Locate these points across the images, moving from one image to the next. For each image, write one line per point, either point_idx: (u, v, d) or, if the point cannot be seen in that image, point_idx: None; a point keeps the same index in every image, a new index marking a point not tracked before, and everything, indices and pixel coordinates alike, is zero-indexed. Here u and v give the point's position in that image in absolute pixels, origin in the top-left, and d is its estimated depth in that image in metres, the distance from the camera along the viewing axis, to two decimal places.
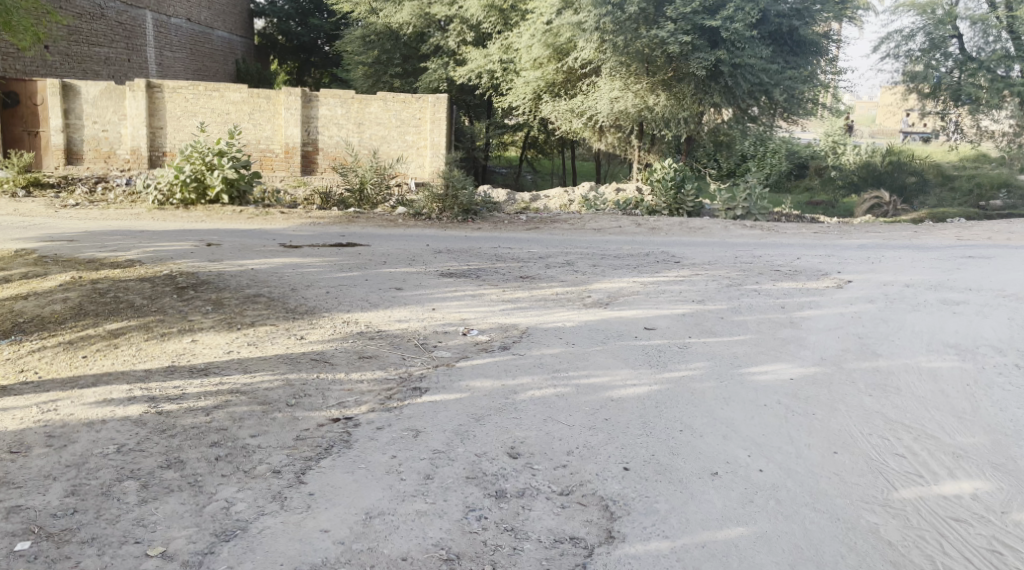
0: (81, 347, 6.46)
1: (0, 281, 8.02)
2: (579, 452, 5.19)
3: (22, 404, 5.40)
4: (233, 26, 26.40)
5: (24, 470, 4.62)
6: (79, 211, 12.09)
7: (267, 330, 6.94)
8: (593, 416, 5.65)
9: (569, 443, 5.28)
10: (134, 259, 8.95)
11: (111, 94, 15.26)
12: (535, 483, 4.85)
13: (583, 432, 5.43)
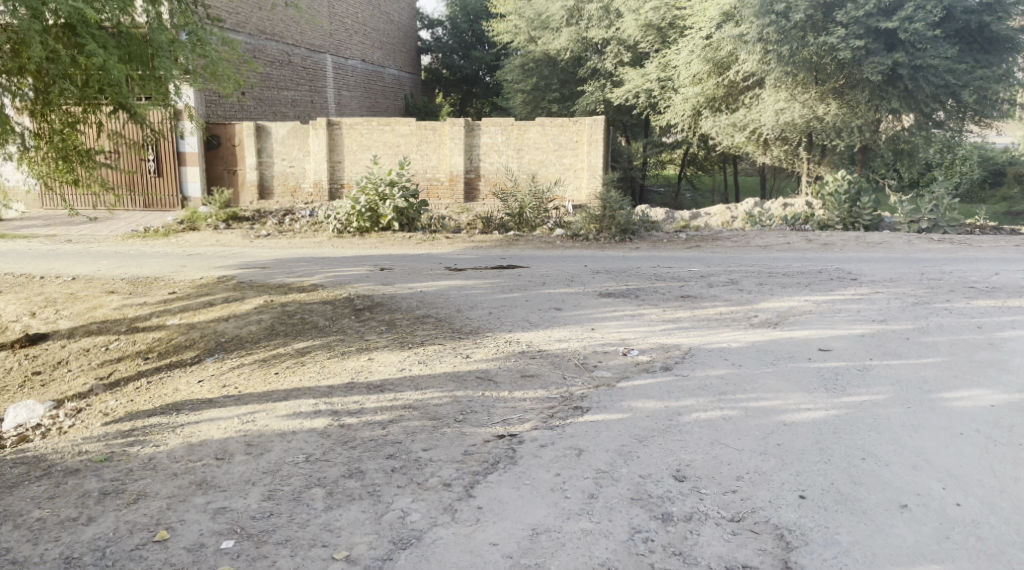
0: (274, 364, 6.97)
1: (205, 304, 8.77)
2: (750, 477, 5.05)
3: (227, 415, 5.88)
4: (403, 64, 27.71)
5: (228, 474, 5.01)
6: (270, 240, 13.05)
7: (436, 349, 7.22)
8: (763, 441, 5.49)
9: (738, 468, 5.16)
10: (317, 283, 9.56)
11: (297, 133, 16.33)
12: (704, 508, 4.77)
13: (753, 457, 5.29)
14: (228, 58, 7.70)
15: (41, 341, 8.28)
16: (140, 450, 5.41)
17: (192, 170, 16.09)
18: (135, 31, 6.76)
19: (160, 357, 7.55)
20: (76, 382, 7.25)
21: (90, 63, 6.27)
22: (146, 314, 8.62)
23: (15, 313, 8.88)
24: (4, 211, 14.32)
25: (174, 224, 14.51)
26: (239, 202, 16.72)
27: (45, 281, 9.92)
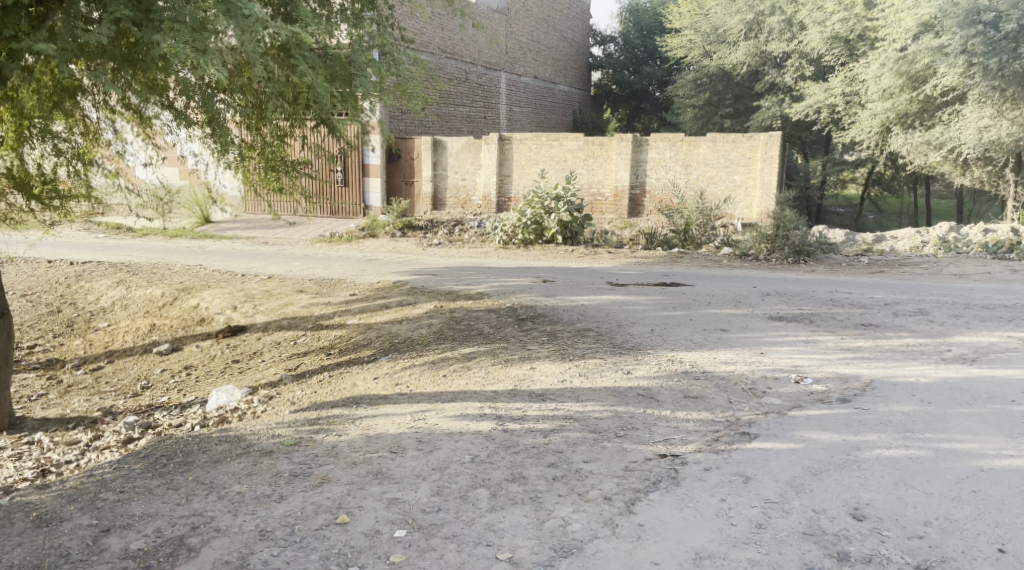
0: (442, 366, 7.25)
1: (381, 306, 9.27)
2: (940, 524, 4.79)
3: (400, 412, 6.19)
4: (574, 80, 28.07)
5: (401, 467, 5.29)
6: (441, 249, 13.58)
7: (596, 362, 7.28)
8: (956, 486, 5.18)
9: (927, 512, 4.90)
10: (482, 291, 9.87)
11: (471, 148, 16.90)
12: (885, 552, 4.58)
13: (944, 502, 5.00)
14: (420, 74, 7.27)
15: (240, 332, 9.13)
16: (325, 438, 5.80)
17: (374, 181, 16.98)
18: (341, 52, 6.81)
19: (341, 353, 8.08)
20: (268, 371, 7.97)
21: (302, 82, 6.39)
22: (329, 314, 9.21)
23: (220, 306, 9.77)
24: (215, 214, 15.62)
25: (356, 231, 15.35)
26: (414, 213, 17.44)
27: (246, 278, 10.78)
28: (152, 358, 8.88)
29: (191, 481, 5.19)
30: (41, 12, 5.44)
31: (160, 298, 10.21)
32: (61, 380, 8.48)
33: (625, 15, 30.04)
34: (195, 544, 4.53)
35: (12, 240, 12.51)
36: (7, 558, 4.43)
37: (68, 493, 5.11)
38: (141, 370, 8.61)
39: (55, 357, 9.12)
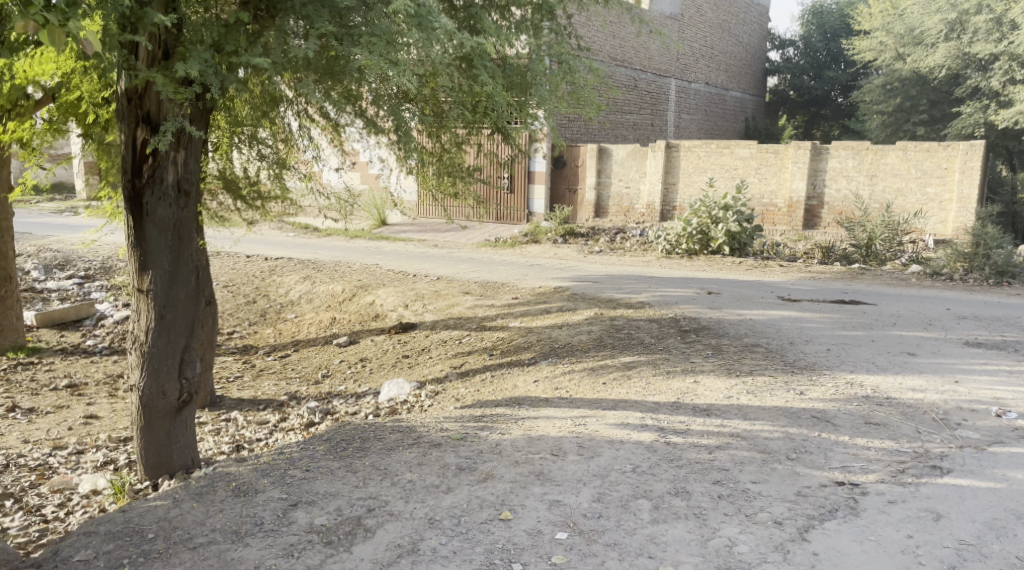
0: (601, 374, 7.26)
1: (543, 310, 9.43)
2: None
3: (562, 415, 6.31)
4: (747, 86, 27.35)
5: (562, 470, 5.38)
6: (603, 256, 13.65)
7: (766, 382, 6.94)
8: None
9: None
10: (645, 301, 9.80)
11: (636, 156, 16.86)
12: None
13: None
14: (596, 85, 7.15)
15: (410, 329, 9.56)
16: (489, 435, 5.99)
17: (538, 188, 17.28)
18: (520, 63, 7.01)
19: (503, 355, 8.27)
20: (435, 367, 8.36)
21: (482, 91, 6.66)
22: (493, 316, 9.46)
23: (394, 304, 10.26)
24: (392, 215, 16.32)
25: (520, 236, 15.64)
26: (575, 220, 17.50)
27: (416, 278, 11.24)
28: (332, 349, 9.46)
29: (367, 466, 5.55)
30: (257, 28, 6.03)
31: (341, 294, 10.84)
32: (254, 364, 9.32)
33: (808, 17, 29.26)
34: (371, 525, 4.80)
35: (216, 235, 13.63)
36: (209, 523, 4.86)
37: (261, 468, 5.58)
38: (322, 359, 9.22)
39: (249, 343, 10.00)
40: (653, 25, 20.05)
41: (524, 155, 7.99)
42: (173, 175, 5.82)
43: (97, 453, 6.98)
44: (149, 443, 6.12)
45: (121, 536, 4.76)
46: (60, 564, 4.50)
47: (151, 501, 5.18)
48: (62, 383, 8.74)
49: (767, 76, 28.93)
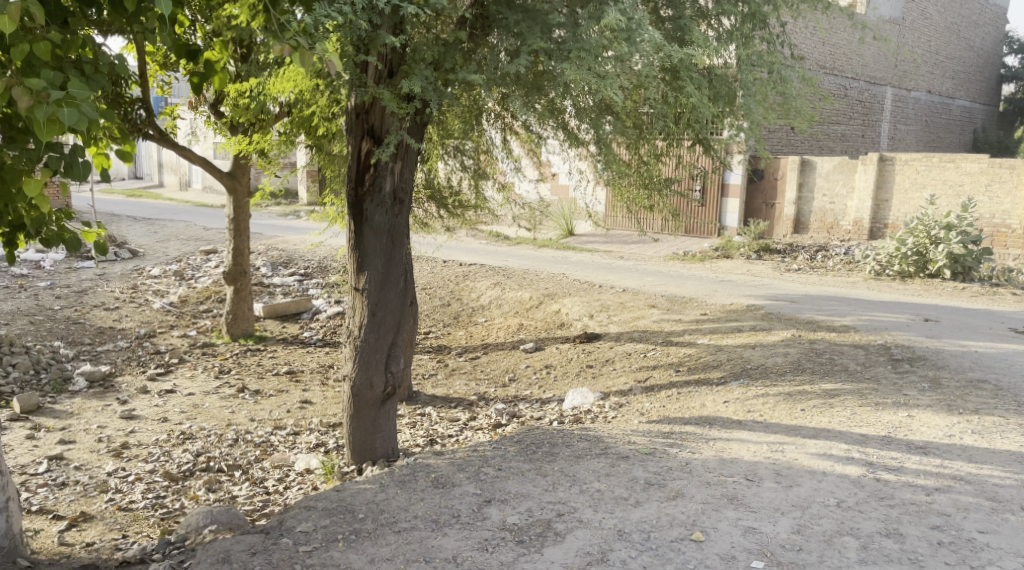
0: (800, 400, 6.90)
1: (734, 330, 9.12)
2: None
3: (756, 440, 6.06)
4: (977, 94, 25.37)
5: (759, 497, 5.15)
6: (803, 275, 13.09)
7: (995, 422, 6.34)
8: None
9: None
10: (850, 325, 9.24)
11: (844, 169, 15.94)
12: None
13: None
14: (809, 95, 6.91)
15: (595, 340, 9.53)
16: (679, 453, 5.89)
17: (732, 203, 16.88)
18: (728, 72, 6.85)
19: (690, 372, 8.07)
20: (619, 380, 8.30)
21: (688, 102, 6.60)
22: (680, 332, 9.27)
23: (579, 313, 10.34)
24: (583, 226, 16.35)
25: (711, 251, 15.26)
26: (771, 235, 16.82)
27: (602, 289, 11.22)
28: (518, 354, 9.60)
29: (556, 471, 5.69)
30: (472, 48, 6.40)
31: (528, 301, 11.05)
32: (447, 363, 9.65)
33: None
34: (561, 529, 4.84)
35: (420, 240, 14.19)
36: (411, 510, 5.17)
37: (457, 463, 5.98)
38: (509, 363, 9.38)
39: (443, 343, 10.38)
40: (874, 30, 19.13)
41: (726, 168, 7.77)
42: (391, 184, 6.28)
43: (311, 435, 7.44)
44: (357, 429, 6.61)
45: (334, 513, 5.16)
46: (285, 533, 4.90)
47: (361, 484, 5.67)
48: (283, 369, 9.41)
49: (1004, 83, 26.92)
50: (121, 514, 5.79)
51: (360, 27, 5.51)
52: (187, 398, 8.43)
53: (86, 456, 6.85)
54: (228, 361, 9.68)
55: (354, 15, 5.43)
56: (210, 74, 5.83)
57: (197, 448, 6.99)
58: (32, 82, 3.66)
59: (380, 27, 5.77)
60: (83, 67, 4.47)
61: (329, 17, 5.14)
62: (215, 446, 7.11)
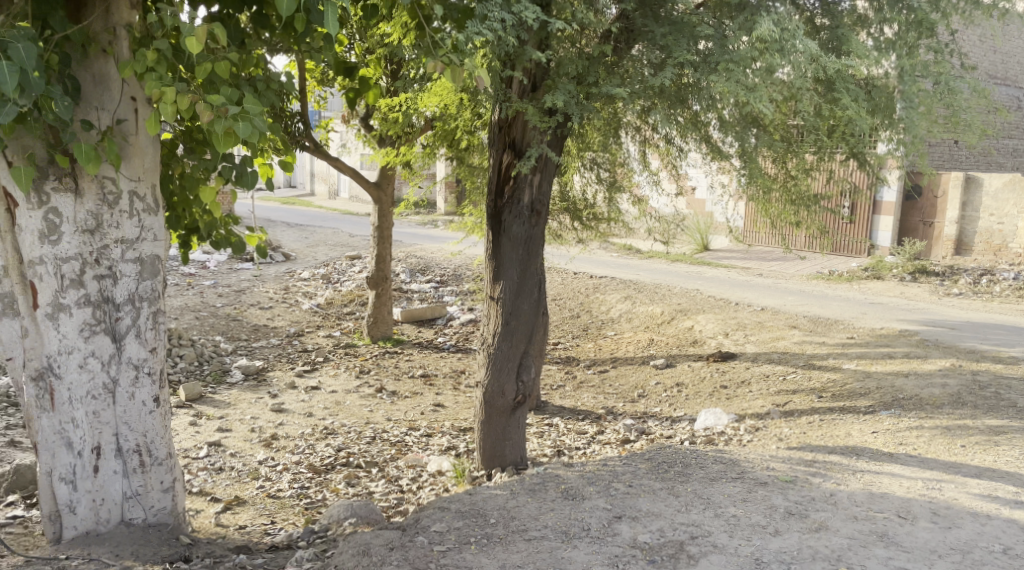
0: (960, 436, 6.45)
1: (886, 356, 8.64)
2: None
3: (910, 475, 5.70)
4: None
5: (911, 537, 4.83)
6: (964, 300, 12.27)
7: None
8: None
9: None
10: (1019, 357, 8.57)
11: (1015, 186, 14.63)
12: None
13: None
14: (982, 108, 6.46)
15: (729, 359, 9.24)
16: (823, 483, 5.61)
17: (885, 220, 16.06)
18: (888, 82, 6.50)
19: (834, 399, 7.69)
20: (755, 403, 7.99)
21: (844, 116, 6.29)
22: (825, 355, 8.87)
23: (713, 331, 10.07)
24: (722, 241, 15.97)
25: (861, 271, 14.56)
26: (929, 256, 15.84)
27: (740, 307, 10.88)
28: (649, 370, 9.43)
29: (690, 492, 5.53)
30: (614, 60, 6.36)
31: (660, 316, 10.89)
32: (575, 375, 9.59)
33: None
34: (695, 553, 4.69)
35: (554, 252, 14.16)
36: (542, 519, 5.14)
37: (587, 476, 5.91)
38: (639, 379, 9.21)
39: (572, 354, 10.34)
40: None
41: (880, 183, 7.37)
42: (529, 197, 6.29)
43: (443, 438, 7.54)
44: (488, 435, 6.63)
45: (467, 516, 5.20)
46: (420, 531, 4.97)
47: (492, 490, 5.68)
48: (418, 372, 9.59)
49: None
50: (269, 501, 6.03)
51: (506, 41, 5.48)
52: (330, 395, 8.72)
53: (240, 444, 7.18)
54: (368, 361, 9.96)
55: (504, 30, 5.42)
56: (365, 90, 6.02)
57: (338, 444, 7.21)
58: (212, 97, 3.89)
59: (526, 42, 5.75)
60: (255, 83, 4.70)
61: (479, 33, 5.08)
62: (354, 442, 7.31)
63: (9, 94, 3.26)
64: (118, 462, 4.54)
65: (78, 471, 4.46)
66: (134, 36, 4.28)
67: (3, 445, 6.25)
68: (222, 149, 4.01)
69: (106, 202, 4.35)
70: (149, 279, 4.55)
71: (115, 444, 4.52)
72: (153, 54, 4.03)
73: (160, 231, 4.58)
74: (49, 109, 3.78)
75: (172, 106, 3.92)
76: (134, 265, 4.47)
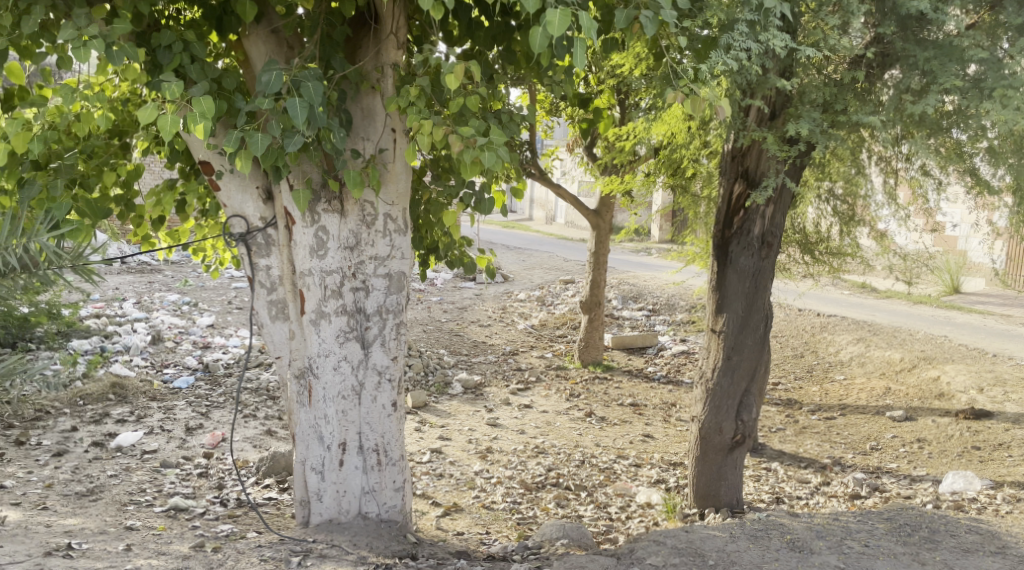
0: None
1: None
2: None
3: None
4: None
5: None
6: None
7: None
8: None
9: None
10: None
11: None
12: None
13: None
14: None
15: (984, 418, 8.27)
16: None
17: None
18: None
19: None
20: (1016, 470, 7.06)
21: None
22: None
23: (964, 385, 9.06)
24: (972, 284, 14.50)
25: None
26: None
27: (997, 359, 9.74)
28: (885, 421, 8.64)
29: (939, 561, 4.93)
30: (865, 89, 5.69)
31: (899, 363, 10.01)
32: (797, 419, 8.96)
33: None
34: None
35: (781, 287, 13.38)
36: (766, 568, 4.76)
37: (816, 528, 5.43)
38: (872, 430, 8.46)
39: (794, 397, 9.70)
40: None
41: None
42: (760, 228, 5.93)
43: (653, 470, 7.27)
44: (702, 474, 6.28)
45: (685, 553, 4.92)
46: (636, 563, 4.76)
47: (712, 530, 5.36)
48: (628, 400, 9.37)
49: None
50: (484, 511, 6.04)
51: (749, 71, 4.91)
52: (541, 414, 8.71)
53: (459, 454, 7.29)
54: (578, 386, 9.86)
55: (747, 60, 4.90)
56: (597, 120, 5.84)
57: (548, 463, 7.15)
58: (464, 129, 3.91)
59: (771, 70, 5.32)
60: (499, 114, 4.71)
61: (723, 64, 4.57)
62: (564, 464, 7.21)
63: (298, 125, 3.49)
64: (360, 458, 4.71)
65: (326, 463, 4.69)
66: (399, 75, 4.43)
67: (260, 433, 6.72)
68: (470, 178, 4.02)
69: (365, 222, 4.54)
70: (396, 293, 4.69)
71: (358, 442, 4.69)
72: (415, 90, 4.08)
73: (407, 250, 4.73)
74: (328, 138, 4.00)
75: (428, 138, 3.96)
76: (384, 280, 4.63)
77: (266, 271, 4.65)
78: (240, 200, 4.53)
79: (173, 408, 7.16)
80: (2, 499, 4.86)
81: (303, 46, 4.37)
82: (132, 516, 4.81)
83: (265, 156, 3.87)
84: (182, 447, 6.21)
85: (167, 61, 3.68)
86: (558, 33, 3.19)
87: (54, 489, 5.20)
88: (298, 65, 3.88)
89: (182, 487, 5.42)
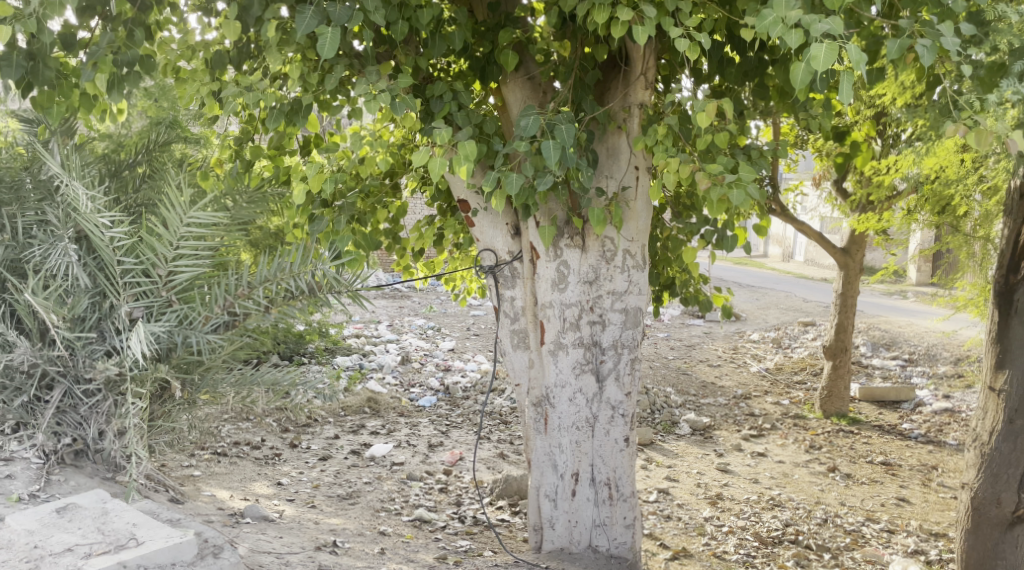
0: None
1: None
2: None
3: None
4: None
5: None
6: None
7: None
8: None
9: None
10: None
11: None
12: None
13: None
14: None
15: None
16: None
17: None
18: None
19: None
20: None
21: None
22: None
23: None
24: None
25: None
26: None
27: None
28: None
29: None
30: None
31: None
32: None
33: None
34: None
35: None
36: None
37: None
38: None
39: None
40: None
41: None
42: None
43: (908, 538, 6.76)
44: (973, 549, 5.71)
45: None
46: None
47: None
48: (878, 458, 8.81)
49: None
50: (715, 560, 5.94)
51: None
52: (778, 464, 8.42)
53: (687, 497, 7.22)
54: (820, 437, 9.41)
55: None
56: (855, 154, 5.54)
57: (785, 518, 6.88)
58: (711, 166, 3.94)
59: None
60: (748, 151, 4.63)
61: (1014, 93, 4.22)
62: (804, 521, 6.91)
63: (550, 166, 3.69)
64: (591, 491, 4.83)
65: (559, 492, 4.86)
66: (646, 114, 4.53)
67: (494, 455, 7.05)
68: (716, 216, 4.02)
69: (605, 257, 4.68)
70: (631, 328, 4.78)
71: (590, 474, 4.82)
72: (663, 129, 4.16)
73: (644, 286, 4.82)
74: (576, 178, 4.17)
75: (674, 176, 4.02)
76: (620, 314, 4.74)
77: (510, 301, 4.90)
78: (492, 235, 4.85)
79: (418, 425, 7.70)
80: (280, 495, 5.49)
81: (557, 91, 4.61)
82: (385, 522, 5.25)
83: (517, 194, 4.14)
84: (425, 462, 6.65)
85: (438, 109, 4.07)
86: (823, 69, 3.12)
87: (320, 489, 5.78)
88: (552, 109, 4.10)
89: (425, 500, 5.83)
